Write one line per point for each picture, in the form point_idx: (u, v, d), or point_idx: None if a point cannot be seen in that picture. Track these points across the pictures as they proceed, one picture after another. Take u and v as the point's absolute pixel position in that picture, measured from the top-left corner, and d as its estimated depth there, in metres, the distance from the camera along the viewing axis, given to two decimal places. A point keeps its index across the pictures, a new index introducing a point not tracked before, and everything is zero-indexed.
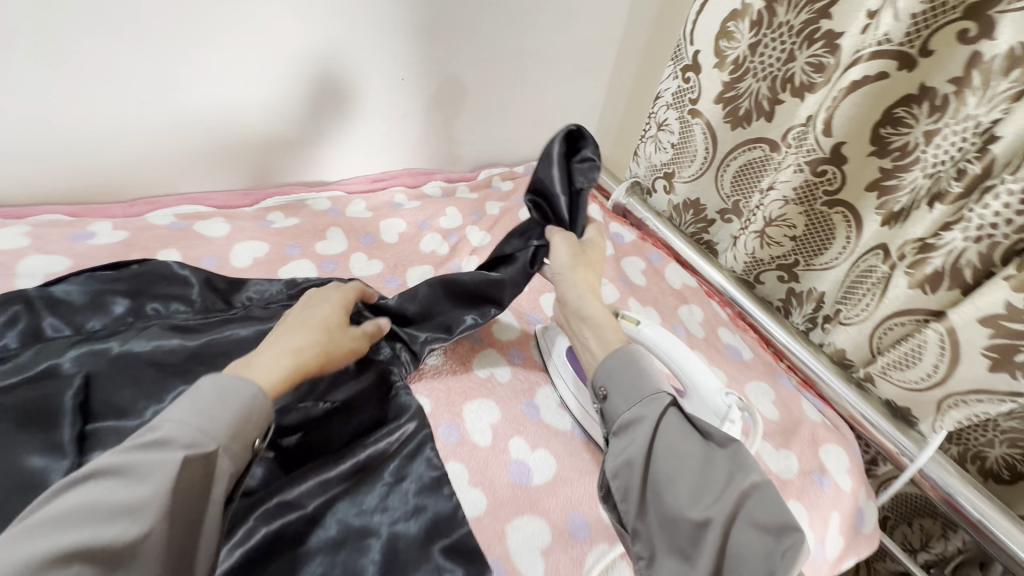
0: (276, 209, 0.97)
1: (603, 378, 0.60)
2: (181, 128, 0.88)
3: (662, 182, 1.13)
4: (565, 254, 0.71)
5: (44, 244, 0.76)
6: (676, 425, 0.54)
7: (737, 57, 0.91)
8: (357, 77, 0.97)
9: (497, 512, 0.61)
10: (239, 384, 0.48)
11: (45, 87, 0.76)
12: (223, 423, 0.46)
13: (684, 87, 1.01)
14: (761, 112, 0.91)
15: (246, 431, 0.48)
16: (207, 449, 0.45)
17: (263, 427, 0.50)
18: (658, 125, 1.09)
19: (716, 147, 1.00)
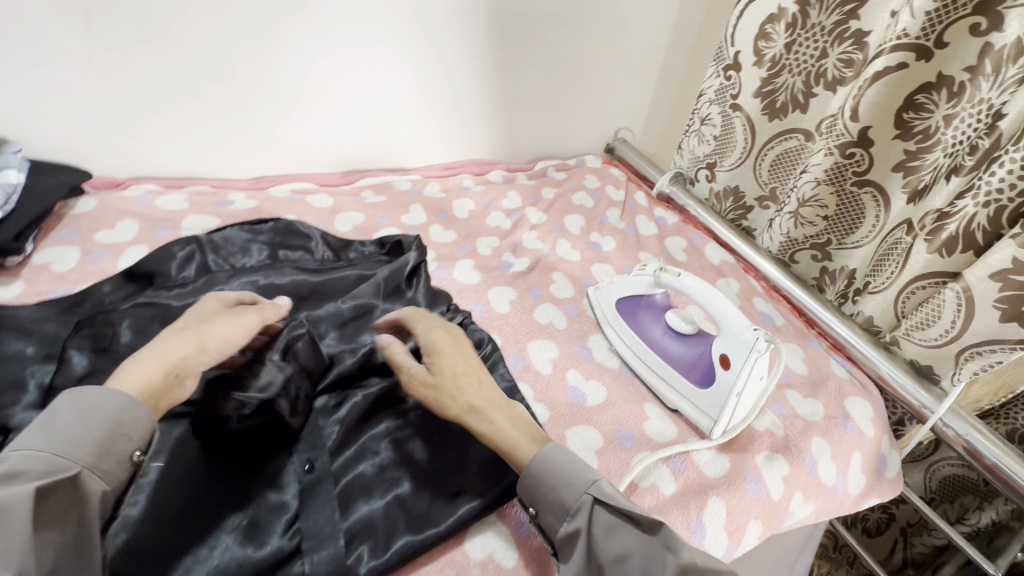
0: (368, 188, 1.14)
1: (529, 499, 0.58)
2: (299, 119, 1.07)
3: (705, 171, 1.24)
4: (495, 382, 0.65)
5: (199, 207, 0.95)
6: (609, 526, 0.55)
7: (774, 55, 1.02)
8: (440, 78, 1.14)
9: (558, 421, 0.74)
10: (107, 396, 0.49)
11: (203, 84, 0.95)
12: (91, 442, 0.47)
13: (726, 84, 1.11)
14: (796, 104, 1.02)
15: (122, 439, 0.49)
16: (73, 471, 0.45)
17: (141, 435, 0.50)
18: (701, 119, 1.19)
19: (756, 136, 1.10)
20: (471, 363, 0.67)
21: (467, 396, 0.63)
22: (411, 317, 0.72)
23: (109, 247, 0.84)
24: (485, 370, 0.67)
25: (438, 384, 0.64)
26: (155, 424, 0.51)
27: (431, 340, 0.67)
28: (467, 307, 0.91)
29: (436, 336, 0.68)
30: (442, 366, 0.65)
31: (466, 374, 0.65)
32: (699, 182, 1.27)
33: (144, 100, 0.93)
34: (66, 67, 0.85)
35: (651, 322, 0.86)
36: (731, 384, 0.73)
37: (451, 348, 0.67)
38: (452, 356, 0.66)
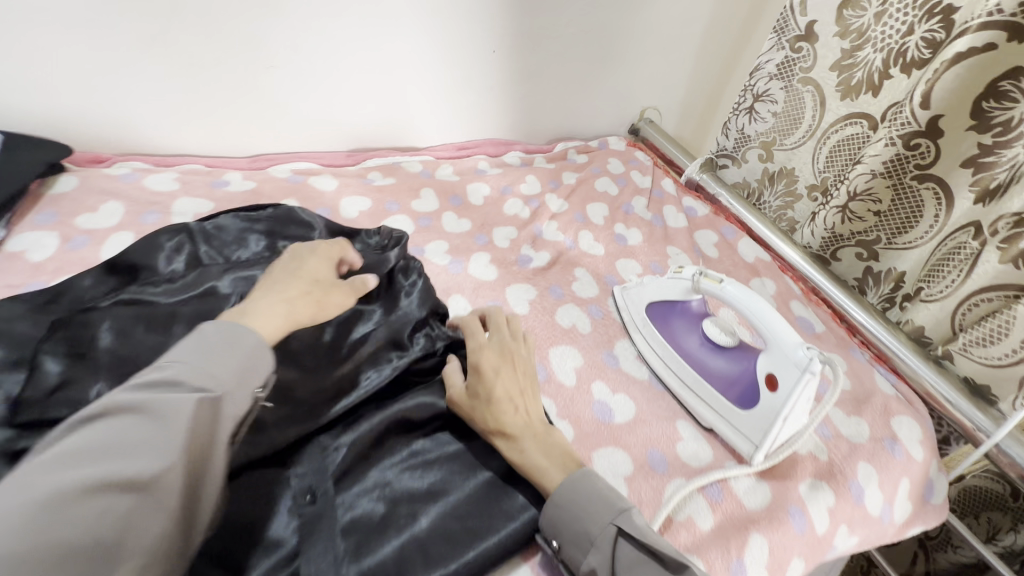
0: (375, 169, 1.05)
1: (549, 530, 0.54)
2: (307, 93, 0.98)
3: (758, 151, 1.14)
4: (510, 411, 0.60)
5: (190, 188, 0.87)
6: (636, 561, 0.50)
7: (861, 25, 0.91)
8: (460, 48, 1.04)
9: (583, 441, 0.67)
10: (243, 333, 0.50)
11: (196, 51, 0.85)
12: (230, 372, 0.47)
13: (792, 57, 1.02)
14: (870, 85, 0.91)
15: (251, 375, 0.48)
16: (215, 393, 0.45)
17: (264, 375, 0.50)
18: (756, 96, 1.10)
19: (824, 116, 1.00)
20: (518, 386, 0.63)
21: (503, 419, 0.59)
22: (475, 328, 0.69)
23: (92, 233, 0.76)
24: (529, 394, 0.63)
25: (475, 409, 0.60)
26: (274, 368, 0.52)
27: (484, 360, 0.63)
28: (483, 307, 0.83)
29: (487, 357, 0.64)
30: (485, 389, 0.61)
31: (509, 398, 0.61)
32: (749, 162, 1.17)
33: (130, 65, 0.83)
34: (46, 24, 0.75)
35: (686, 330, 0.79)
36: (779, 407, 0.65)
37: (498, 372, 0.63)
38: (500, 379, 0.62)
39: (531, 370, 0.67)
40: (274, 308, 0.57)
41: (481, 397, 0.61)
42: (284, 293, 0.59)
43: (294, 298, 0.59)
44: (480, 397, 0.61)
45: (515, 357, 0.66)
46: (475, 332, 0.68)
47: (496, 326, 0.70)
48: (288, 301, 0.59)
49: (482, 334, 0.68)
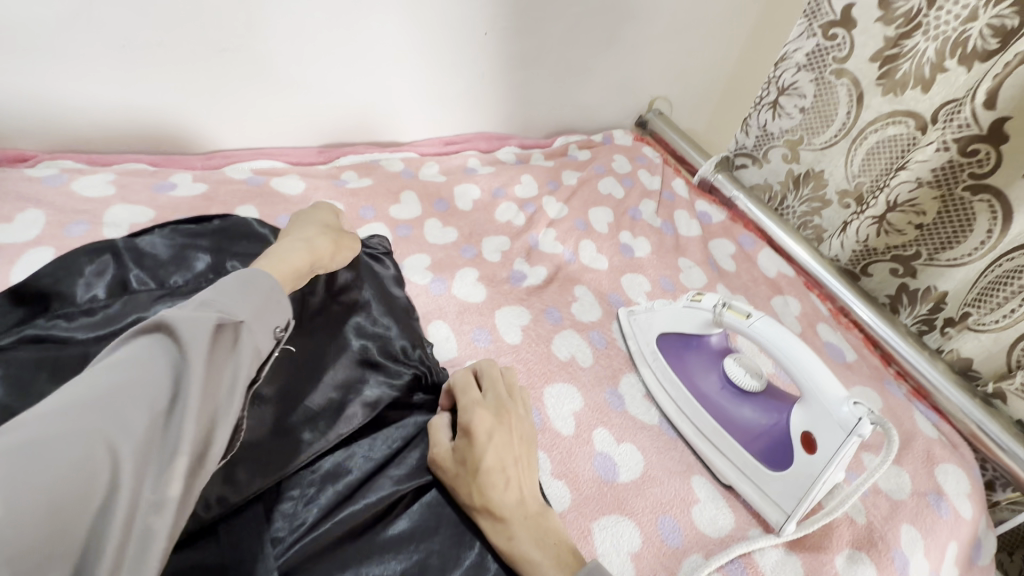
0: (349, 167, 0.92)
1: None
2: (269, 82, 0.84)
3: (783, 151, 1.01)
4: (507, 491, 0.50)
5: (128, 193, 0.75)
6: None
7: (910, 10, 0.78)
8: (448, 30, 0.90)
9: (582, 508, 0.56)
10: (257, 273, 0.45)
11: (132, 32, 0.72)
12: (248, 305, 0.42)
13: (825, 45, 0.89)
14: (919, 79, 0.80)
15: (270, 312, 0.43)
16: (234, 321, 0.40)
17: (283, 314, 0.45)
18: (781, 89, 0.97)
19: (860, 113, 0.87)
20: (513, 450, 0.53)
21: (491, 497, 0.50)
22: (468, 381, 0.57)
23: (2, 249, 0.64)
24: (524, 461, 0.53)
25: (464, 484, 0.50)
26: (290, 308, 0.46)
27: (477, 419, 0.52)
28: (468, 336, 0.71)
29: (481, 416, 0.52)
30: (473, 457, 0.50)
31: (501, 468, 0.51)
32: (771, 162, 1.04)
33: (46, 48, 0.69)
34: None
35: (702, 368, 0.68)
36: (818, 473, 0.55)
37: (493, 438, 0.52)
38: (493, 443, 0.51)
39: (530, 432, 0.56)
40: (295, 248, 0.56)
41: (473, 473, 0.50)
42: (302, 237, 0.59)
43: (312, 242, 0.59)
44: (468, 467, 0.50)
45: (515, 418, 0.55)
46: (469, 382, 0.58)
47: (493, 380, 0.58)
48: (309, 242, 0.58)
49: (476, 390, 0.56)
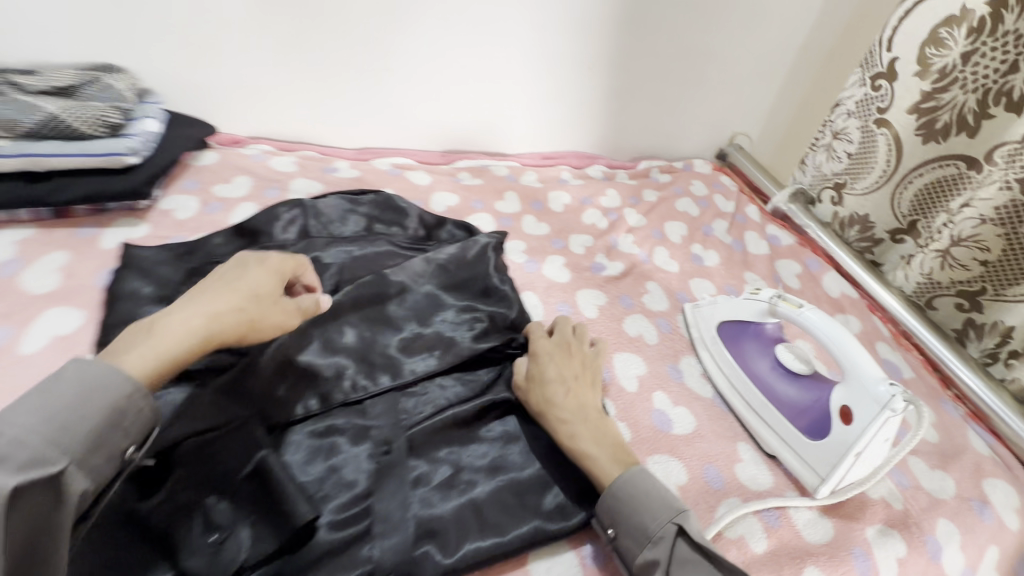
0: (465, 169, 1.12)
1: (607, 517, 0.56)
2: (412, 98, 1.06)
3: (831, 193, 1.10)
4: (564, 398, 0.63)
5: (306, 171, 0.98)
6: (687, 560, 0.52)
7: (945, 66, 0.87)
8: (556, 64, 1.08)
9: (639, 446, 0.68)
10: (112, 376, 0.45)
11: (324, 54, 0.96)
12: (84, 433, 0.43)
13: (871, 96, 0.98)
14: (964, 127, 0.89)
15: (118, 432, 0.45)
16: (56, 466, 0.40)
17: (138, 431, 0.46)
18: (834, 133, 1.06)
19: (900, 161, 0.96)
20: (572, 372, 0.66)
21: (554, 401, 0.63)
22: (539, 328, 0.73)
23: (225, 201, 0.88)
24: (582, 384, 0.66)
25: (532, 391, 0.64)
26: (153, 421, 0.48)
27: (542, 345, 0.68)
28: (553, 307, 0.86)
29: (546, 345, 0.68)
30: (538, 370, 0.65)
31: (560, 382, 0.64)
32: (823, 202, 1.13)
33: (267, 62, 0.94)
34: (209, 27, 0.88)
35: (757, 353, 0.77)
36: (852, 442, 0.63)
37: (554, 359, 0.67)
38: (555, 364, 0.66)
39: (593, 365, 0.70)
40: (190, 321, 0.51)
41: (536, 383, 0.64)
42: (202, 307, 0.53)
43: (217, 317, 0.53)
44: (534, 379, 0.65)
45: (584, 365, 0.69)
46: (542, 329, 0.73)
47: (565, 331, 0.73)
48: (211, 316, 0.52)
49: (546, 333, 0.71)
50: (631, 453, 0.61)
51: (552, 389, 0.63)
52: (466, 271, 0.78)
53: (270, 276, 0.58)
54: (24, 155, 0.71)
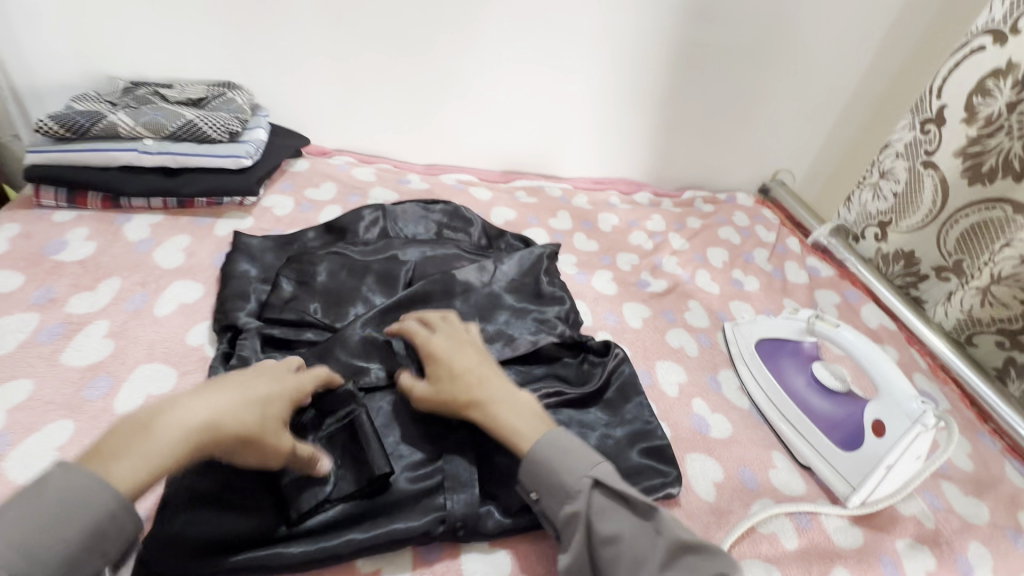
0: (523, 189, 1.22)
1: (528, 483, 0.55)
2: (480, 121, 1.17)
3: (875, 230, 1.15)
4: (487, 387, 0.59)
5: (383, 181, 1.10)
6: (605, 507, 0.53)
7: (990, 114, 0.92)
8: (615, 96, 1.18)
9: (678, 444, 0.73)
10: (95, 495, 0.41)
11: (408, 79, 1.08)
12: (54, 560, 0.39)
13: (920, 139, 1.03)
14: (1009, 171, 0.92)
15: (95, 556, 0.41)
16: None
17: (116, 548, 0.42)
18: (881, 172, 1.11)
19: (946, 202, 1.01)
20: (479, 360, 0.62)
21: (473, 394, 0.58)
22: (420, 324, 0.66)
23: (314, 202, 0.99)
24: (493, 370, 0.62)
25: (440, 392, 0.59)
26: (135, 534, 0.43)
27: (436, 344, 0.63)
28: (601, 315, 0.93)
29: (440, 342, 0.63)
30: (446, 367, 0.60)
31: (471, 373, 0.60)
32: (866, 239, 1.18)
33: (358, 85, 1.07)
34: (313, 52, 1.02)
35: (794, 369, 0.82)
36: (883, 455, 0.67)
37: (452, 353, 0.62)
38: (455, 358, 0.61)
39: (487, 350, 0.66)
40: (190, 420, 0.46)
41: (445, 384, 0.59)
42: (207, 418, 0.46)
43: (222, 419, 0.47)
44: (442, 378, 0.60)
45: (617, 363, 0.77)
46: (423, 326, 0.66)
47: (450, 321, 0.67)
48: (211, 426, 0.46)
49: (429, 332, 0.64)
50: (551, 416, 0.60)
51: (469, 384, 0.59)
52: (524, 277, 0.85)
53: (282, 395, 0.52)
54: (166, 153, 0.86)
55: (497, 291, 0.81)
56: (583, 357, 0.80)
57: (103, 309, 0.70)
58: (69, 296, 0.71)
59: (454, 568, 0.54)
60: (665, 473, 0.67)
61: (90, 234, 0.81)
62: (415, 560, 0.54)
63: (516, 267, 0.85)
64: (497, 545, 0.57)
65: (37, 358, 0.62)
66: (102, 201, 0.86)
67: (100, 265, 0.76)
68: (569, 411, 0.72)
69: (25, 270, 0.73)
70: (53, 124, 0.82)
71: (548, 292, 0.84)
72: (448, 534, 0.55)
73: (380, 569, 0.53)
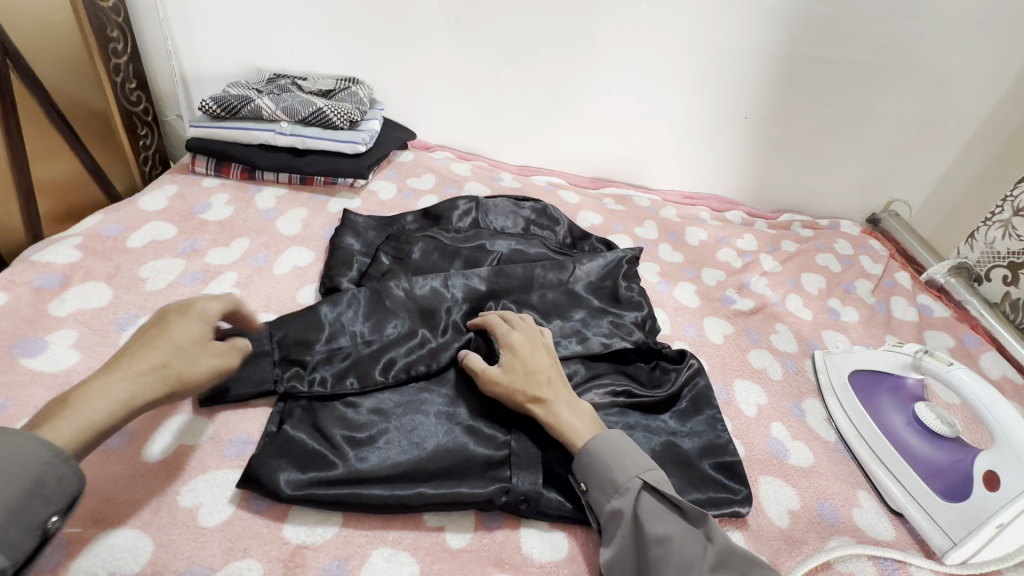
0: (610, 196, 1.23)
1: (579, 473, 0.56)
2: (574, 128, 1.20)
3: (1003, 271, 1.05)
4: (554, 388, 0.60)
5: (478, 177, 1.15)
6: (656, 508, 0.53)
7: None
8: (715, 109, 1.15)
9: (751, 464, 0.70)
10: (34, 447, 0.40)
11: (512, 83, 1.13)
12: (1, 507, 0.38)
13: None
14: None
15: (39, 502, 0.40)
16: None
17: (61, 498, 0.41)
18: (1016, 209, 1.01)
19: None
20: (550, 362, 0.63)
21: (540, 389, 0.60)
22: (499, 320, 0.68)
23: (415, 190, 1.06)
24: (558, 374, 0.64)
25: (510, 379, 0.60)
26: (81, 483, 0.43)
27: (516, 338, 0.64)
28: (680, 326, 0.91)
29: (518, 337, 0.64)
30: (521, 362, 0.61)
31: (543, 371, 0.61)
32: (991, 281, 1.08)
33: (466, 86, 1.14)
34: (428, 53, 1.10)
35: (892, 407, 0.76)
36: (994, 511, 0.60)
37: (531, 349, 0.63)
38: (532, 354, 0.63)
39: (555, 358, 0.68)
40: (112, 384, 0.46)
41: (516, 374, 0.61)
42: (133, 373, 0.47)
43: (147, 381, 0.47)
44: (515, 369, 0.61)
45: (692, 376, 0.75)
46: (503, 321, 0.68)
47: (529, 322, 0.69)
48: (136, 380, 0.47)
49: (509, 328, 0.66)
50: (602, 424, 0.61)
51: (541, 380, 0.60)
52: (605, 279, 0.85)
53: (198, 326, 0.53)
54: (297, 136, 0.97)
55: (576, 290, 0.82)
56: (656, 363, 0.78)
57: (234, 263, 0.80)
58: (209, 249, 0.82)
59: (513, 539, 0.56)
60: (739, 490, 0.64)
61: (229, 200, 0.93)
62: (478, 524, 0.57)
63: (599, 268, 0.85)
64: (555, 527, 0.58)
65: (180, 297, 0.73)
66: (241, 172, 0.98)
67: (234, 226, 0.87)
68: (637, 415, 0.71)
69: (177, 224, 0.85)
70: (214, 105, 0.95)
71: (629, 297, 0.84)
72: (510, 505, 0.56)
73: (445, 526, 0.56)
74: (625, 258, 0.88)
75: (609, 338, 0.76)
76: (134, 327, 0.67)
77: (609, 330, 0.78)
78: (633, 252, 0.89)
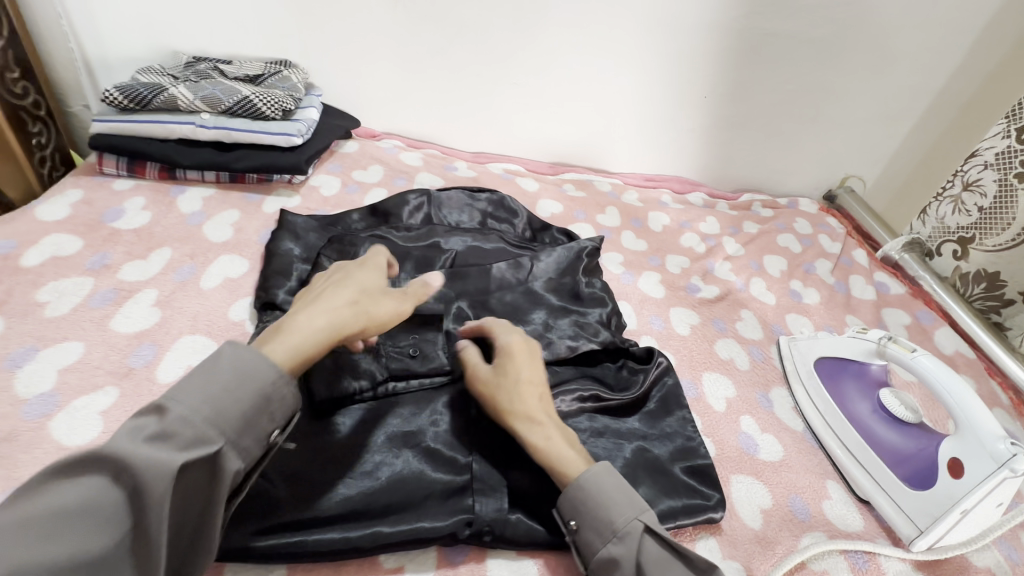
0: (571, 181, 1.18)
1: (568, 511, 0.51)
2: (530, 111, 1.13)
3: (953, 246, 1.06)
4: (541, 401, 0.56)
5: (430, 167, 1.08)
6: (661, 559, 0.48)
7: None
8: (674, 88, 1.11)
9: (722, 462, 0.69)
10: (261, 366, 0.43)
11: (461, 64, 1.05)
12: (234, 417, 0.41)
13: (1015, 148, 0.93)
14: None
15: (264, 417, 0.43)
16: (212, 446, 0.39)
17: (281, 416, 0.44)
18: (965, 183, 1.02)
19: None
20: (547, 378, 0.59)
21: (527, 400, 0.55)
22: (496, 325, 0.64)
23: (361, 184, 0.98)
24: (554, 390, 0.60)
25: (497, 385, 0.57)
26: (296, 405, 0.45)
27: (514, 342, 0.60)
28: (646, 319, 0.88)
29: (516, 341, 0.60)
30: (512, 366, 0.58)
31: (537, 380, 0.58)
32: (942, 256, 1.09)
33: (411, 68, 1.05)
34: (365, 32, 1.00)
35: (857, 395, 0.75)
36: (960, 498, 0.60)
37: (528, 357, 0.59)
38: (529, 364, 0.58)
39: None
40: (317, 316, 0.48)
41: (504, 380, 0.57)
42: (331, 305, 0.49)
43: (341, 313, 0.49)
44: (505, 374, 0.57)
45: (658, 373, 0.72)
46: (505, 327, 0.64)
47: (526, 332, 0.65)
48: (332, 313, 0.49)
49: (508, 333, 0.62)
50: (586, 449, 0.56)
51: (530, 391, 0.56)
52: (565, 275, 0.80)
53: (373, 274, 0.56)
54: (221, 128, 0.86)
55: (532, 289, 0.76)
56: (623, 362, 0.75)
57: (153, 278, 0.71)
58: (123, 263, 0.72)
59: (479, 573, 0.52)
60: (712, 494, 0.62)
61: (146, 204, 0.83)
62: (440, 560, 0.52)
63: (559, 264, 0.80)
64: (524, 554, 0.54)
65: (88, 321, 0.64)
66: (159, 172, 0.88)
67: (153, 235, 0.78)
68: (606, 419, 0.67)
69: (84, 236, 0.75)
70: (119, 95, 0.84)
71: (592, 293, 0.79)
72: (474, 537, 0.53)
73: (403, 566, 0.51)
74: (586, 252, 0.83)
75: (573, 340, 0.72)
76: (32, 363, 0.59)
77: (572, 331, 0.73)
78: (592, 242, 0.84)
